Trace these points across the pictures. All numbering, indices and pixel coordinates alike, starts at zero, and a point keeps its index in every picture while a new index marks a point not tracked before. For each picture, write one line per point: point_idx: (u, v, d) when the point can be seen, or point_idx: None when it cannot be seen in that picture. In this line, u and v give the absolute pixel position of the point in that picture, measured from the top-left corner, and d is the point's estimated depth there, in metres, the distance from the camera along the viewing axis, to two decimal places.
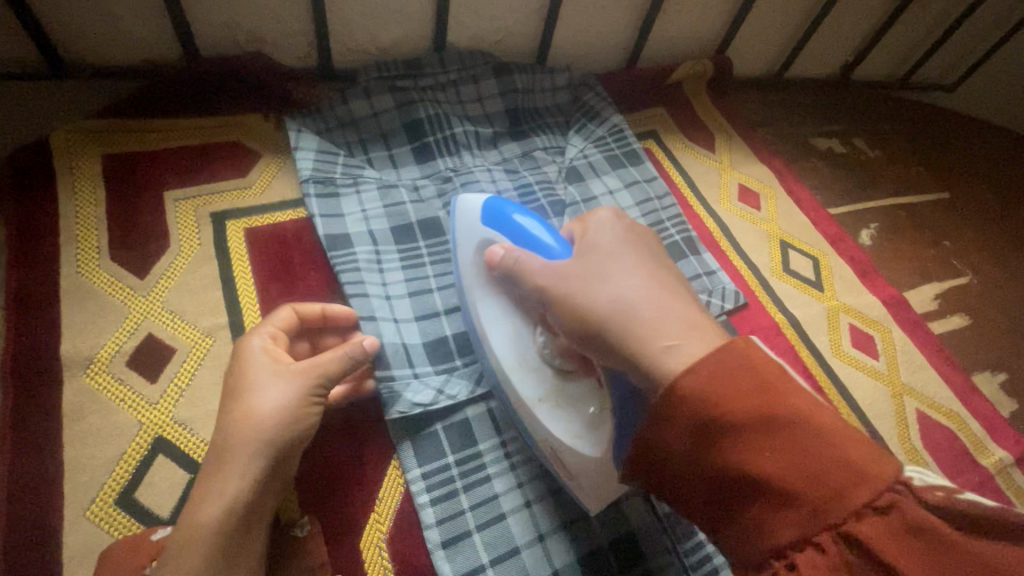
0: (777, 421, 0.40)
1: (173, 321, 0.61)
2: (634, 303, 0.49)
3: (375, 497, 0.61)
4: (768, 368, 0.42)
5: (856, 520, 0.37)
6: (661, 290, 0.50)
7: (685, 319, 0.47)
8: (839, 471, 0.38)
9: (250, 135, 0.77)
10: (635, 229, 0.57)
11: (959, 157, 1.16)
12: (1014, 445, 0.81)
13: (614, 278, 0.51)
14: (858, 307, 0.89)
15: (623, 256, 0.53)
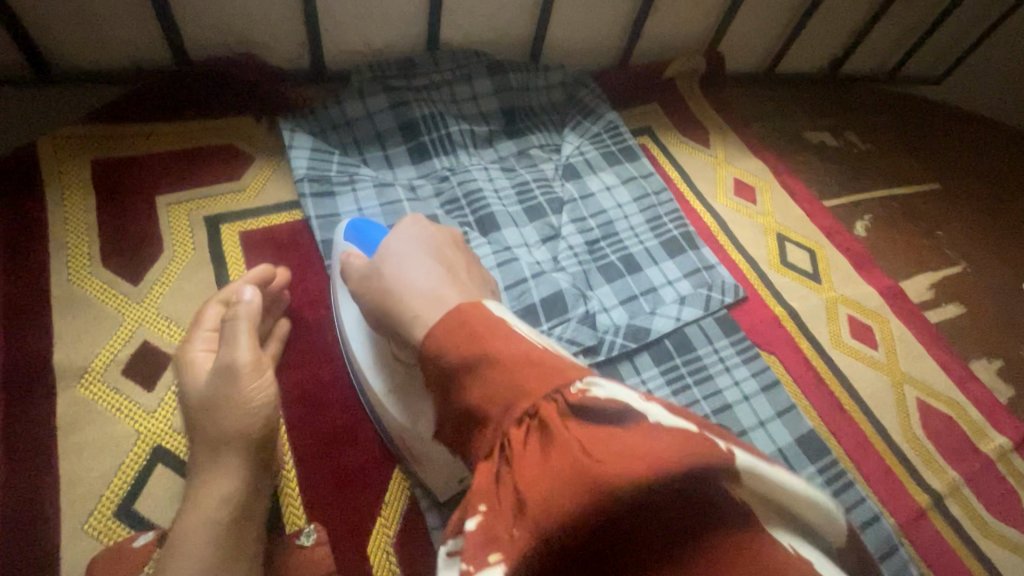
0: (480, 357, 0.37)
1: (168, 328, 0.64)
2: (404, 286, 0.48)
3: (381, 501, 0.60)
4: (481, 318, 0.39)
5: (514, 426, 0.34)
6: (432, 282, 0.49)
7: (433, 296, 0.46)
8: (518, 387, 0.35)
9: (243, 139, 0.80)
10: (430, 233, 0.56)
11: (946, 149, 1.19)
12: (1013, 431, 0.79)
13: (397, 268, 0.51)
14: (856, 298, 0.87)
15: (406, 254, 0.52)
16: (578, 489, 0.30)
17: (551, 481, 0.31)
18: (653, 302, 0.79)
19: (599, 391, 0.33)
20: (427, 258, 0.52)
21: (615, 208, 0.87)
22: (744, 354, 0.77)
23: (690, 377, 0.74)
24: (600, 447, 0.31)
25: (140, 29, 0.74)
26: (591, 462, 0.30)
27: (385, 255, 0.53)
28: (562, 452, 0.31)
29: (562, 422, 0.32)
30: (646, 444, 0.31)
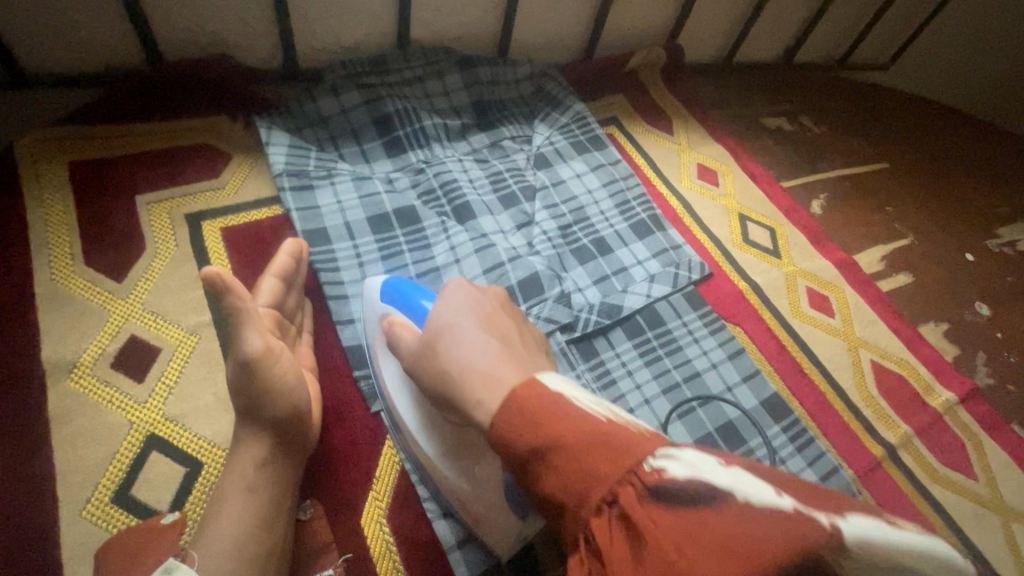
0: (551, 445, 0.36)
1: (155, 321, 0.66)
2: (457, 358, 0.46)
3: (372, 475, 0.63)
4: (540, 402, 0.38)
5: (595, 516, 0.34)
6: (490, 350, 0.46)
7: (491, 376, 0.43)
8: (596, 476, 0.34)
9: (219, 137, 0.81)
10: (479, 298, 0.52)
11: (894, 130, 1.26)
12: (959, 386, 0.86)
13: (448, 342, 0.48)
14: (813, 271, 0.93)
15: (459, 324, 0.49)
16: None
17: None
18: (624, 281, 0.83)
19: (676, 469, 0.32)
20: (478, 326, 0.49)
21: (585, 194, 0.91)
22: (712, 326, 0.82)
23: (662, 349, 0.79)
24: (688, 544, 0.30)
25: (114, 33, 0.75)
26: (684, 569, 0.29)
27: (432, 327, 0.50)
28: (652, 559, 0.30)
29: (645, 518, 0.32)
30: (735, 540, 0.29)
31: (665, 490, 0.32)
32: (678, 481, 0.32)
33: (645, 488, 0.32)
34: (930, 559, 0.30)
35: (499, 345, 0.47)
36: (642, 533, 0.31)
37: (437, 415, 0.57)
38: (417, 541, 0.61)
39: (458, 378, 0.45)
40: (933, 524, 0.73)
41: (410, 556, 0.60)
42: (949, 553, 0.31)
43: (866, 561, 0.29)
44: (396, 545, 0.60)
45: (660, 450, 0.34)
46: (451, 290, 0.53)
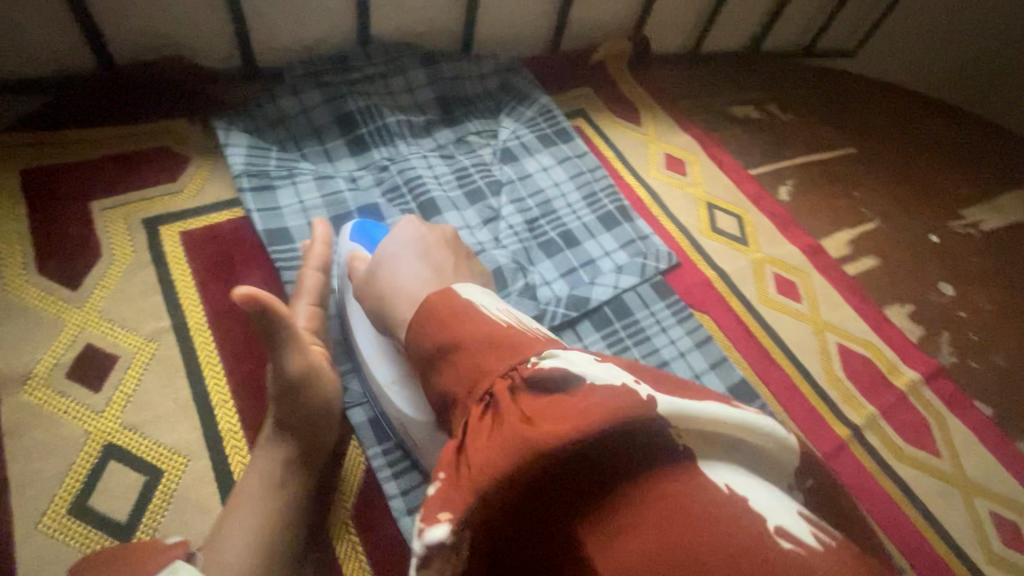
0: (451, 342, 0.41)
1: (112, 329, 0.64)
2: (393, 281, 0.56)
3: (339, 473, 0.63)
4: (448, 304, 0.44)
5: (476, 405, 0.36)
6: (422, 272, 0.55)
7: (415, 295, 0.53)
8: (481, 369, 0.38)
9: (177, 140, 0.80)
10: (422, 232, 0.61)
11: (861, 116, 1.28)
12: (923, 365, 0.87)
13: (385, 263, 0.57)
14: (780, 257, 0.94)
15: (401, 252, 0.58)
16: (521, 454, 0.30)
17: (494, 452, 0.31)
18: (592, 273, 0.84)
19: (548, 362, 0.37)
20: (415, 257, 0.57)
21: (552, 187, 0.91)
22: (679, 315, 0.82)
23: (630, 338, 0.79)
24: (539, 412, 0.33)
25: (61, 36, 0.74)
26: (529, 424, 0.32)
27: (377, 253, 0.59)
28: (505, 425, 0.32)
29: (512, 397, 0.35)
30: (581, 403, 0.33)
31: (538, 379, 0.35)
32: (545, 370, 0.36)
33: (521, 376, 0.36)
34: (741, 428, 0.35)
35: (430, 273, 0.55)
36: (504, 406, 0.34)
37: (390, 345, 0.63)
38: (384, 538, 0.61)
39: (392, 299, 0.54)
40: (898, 502, 0.75)
41: (376, 555, 0.59)
42: (762, 427, 0.36)
43: (689, 435, 0.33)
44: (362, 543, 0.60)
45: (545, 350, 0.38)
46: (402, 226, 0.61)
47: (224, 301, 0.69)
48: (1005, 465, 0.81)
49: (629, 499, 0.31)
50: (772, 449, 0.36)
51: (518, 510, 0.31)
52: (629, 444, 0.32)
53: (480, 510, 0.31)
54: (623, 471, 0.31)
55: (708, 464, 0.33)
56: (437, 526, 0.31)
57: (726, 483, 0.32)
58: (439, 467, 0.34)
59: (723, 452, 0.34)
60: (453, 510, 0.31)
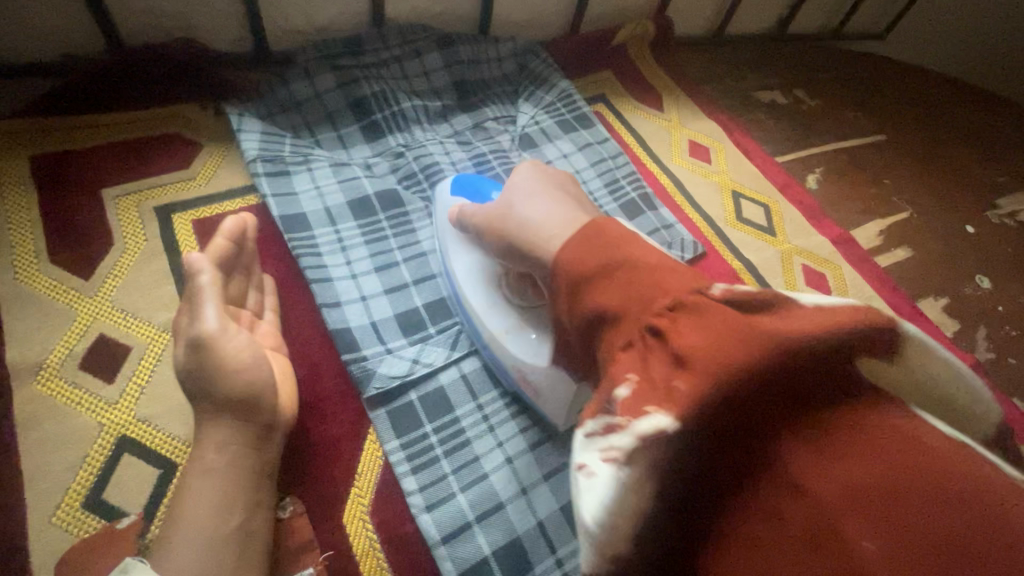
0: (612, 263, 0.44)
1: (125, 319, 0.63)
2: (531, 219, 0.55)
3: (355, 471, 0.61)
4: (610, 233, 0.47)
5: (656, 318, 0.39)
6: (558, 209, 0.55)
7: (555, 227, 0.53)
8: (641, 293, 0.41)
9: (189, 126, 0.78)
10: (546, 172, 0.63)
11: (892, 102, 1.22)
12: (959, 361, 0.84)
13: (513, 205, 0.58)
14: (809, 248, 0.91)
15: (526, 193, 0.59)
16: (749, 353, 0.35)
17: (716, 348, 0.35)
18: None
19: (728, 287, 0.40)
20: (542, 196, 0.58)
21: (573, 174, 0.88)
22: None
23: None
24: (756, 327, 0.36)
25: (68, 18, 0.72)
26: (754, 325, 0.36)
27: (504, 195, 0.60)
28: (712, 322, 0.37)
29: (674, 321, 0.38)
30: (779, 318, 0.37)
31: (727, 298, 0.39)
32: (736, 289, 0.40)
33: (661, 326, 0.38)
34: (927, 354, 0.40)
35: (567, 210, 0.56)
36: (693, 306, 0.39)
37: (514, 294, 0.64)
38: (402, 534, 0.59)
39: (538, 233, 0.54)
40: None
41: (394, 552, 0.58)
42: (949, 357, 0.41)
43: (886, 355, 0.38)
44: (380, 542, 0.58)
45: (713, 279, 0.42)
46: (521, 167, 0.63)
47: None
48: None
49: (850, 419, 0.34)
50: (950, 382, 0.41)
51: (734, 410, 0.34)
52: (837, 357, 0.36)
53: (699, 415, 0.34)
54: (834, 388, 0.35)
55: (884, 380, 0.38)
56: (648, 419, 0.35)
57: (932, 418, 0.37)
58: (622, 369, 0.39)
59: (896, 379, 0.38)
60: (660, 404, 0.35)
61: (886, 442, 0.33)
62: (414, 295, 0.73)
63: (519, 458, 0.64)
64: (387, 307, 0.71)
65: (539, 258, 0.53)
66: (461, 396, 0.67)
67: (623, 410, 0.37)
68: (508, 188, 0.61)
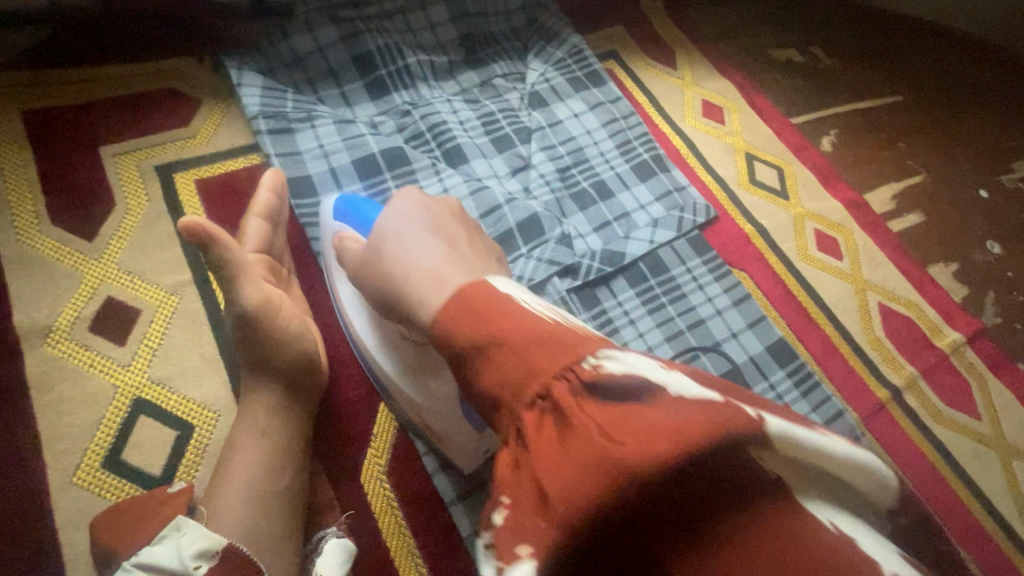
0: (487, 338, 0.34)
1: (132, 282, 0.62)
2: (401, 263, 0.46)
3: (370, 433, 0.61)
4: (486, 298, 0.36)
5: (525, 409, 0.31)
6: (446, 253, 0.45)
7: (436, 275, 0.42)
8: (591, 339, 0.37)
9: (185, 81, 0.75)
10: (425, 203, 0.52)
11: (910, 61, 1.19)
12: (967, 327, 0.84)
13: (394, 247, 0.47)
14: (821, 212, 0.89)
15: (410, 231, 0.48)
16: (595, 474, 0.28)
17: (572, 472, 0.29)
18: (627, 227, 0.80)
19: (613, 364, 0.31)
20: (426, 234, 0.48)
21: (584, 134, 0.85)
22: (716, 272, 0.79)
23: (665, 296, 0.76)
24: (617, 427, 0.29)
25: None
26: (605, 443, 0.29)
27: (382, 232, 0.49)
28: (579, 437, 0.29)
29: (576, 401, 0.30)
30: (662, 422, 0.29)
31: (603, 386, 0.31)
32: (615, 376, 0.31)
33: (581, 379, 0.31)
34: (851, 465, 0.32)
35: (447, 251, 0.46)
36: (568, 412, 0.30)
37: (393, 334, 0.56)
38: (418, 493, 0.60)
39: (407, 283, 0.44)
40: (934, 463, 0.74)
41: (411, 510, 0.59)
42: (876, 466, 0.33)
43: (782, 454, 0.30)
44: (397, 500, 0.59)
45: (601, 349, 0.32)
46: (399, 197, 0.52)
47: None
48: None
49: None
50: (865, 487, 0.34)
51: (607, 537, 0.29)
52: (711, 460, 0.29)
53: (562, 550, 0.28)
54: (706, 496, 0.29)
55: (807, 498, 0.31)
56: (518, 564, 0.28)
57: (830, 520, 0.30)
58: (499, 484, 0.31)
59: (812, 483, 0.32)
60: (534, 546, 0.28)
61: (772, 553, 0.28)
62: None
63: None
64: None
65: (407, 314, 0.44)
66: None
67: (499, 546, 0.29)
68: (381, 229, 0.50)
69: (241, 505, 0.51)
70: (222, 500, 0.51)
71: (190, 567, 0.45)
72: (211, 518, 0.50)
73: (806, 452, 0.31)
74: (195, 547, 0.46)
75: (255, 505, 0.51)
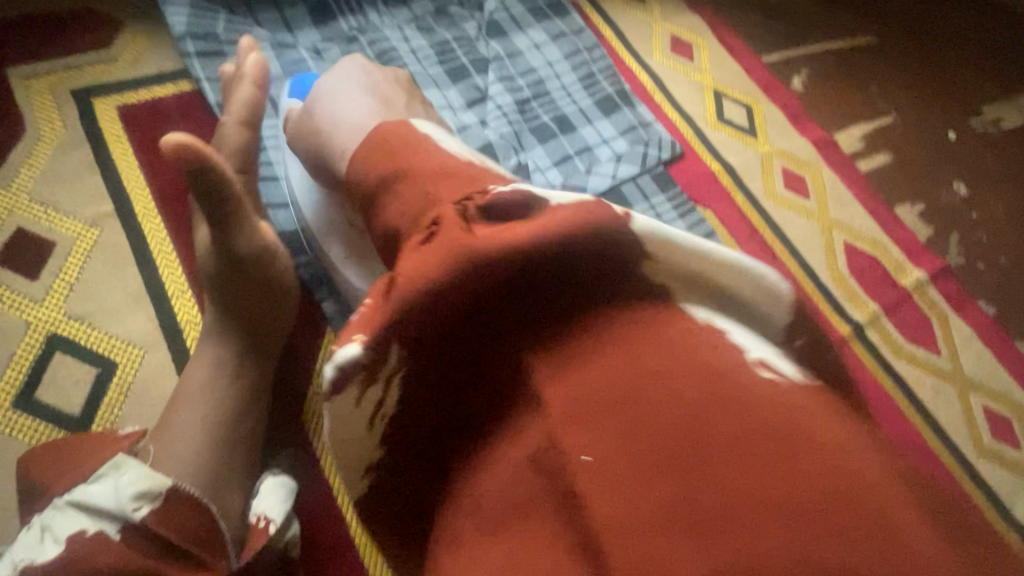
0: (393, 171, 0.36)
1: (46, 213, 0.57)
2: (325, 120, 0.47)
3: (312, 365, 0.59)
4: (400, 136, 0.38)
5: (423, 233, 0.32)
6: (380, 112, 0.46)
7: (361, 124, 0.44)
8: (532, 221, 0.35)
9: (104, 1, 0.68)
10: (373, 70, 0.52)
11: (885, 1, 1.15)
12: (930, 265, 0.83)
13: (327, 103, 0.48)
14: (789, 150, 0.87)
15: (350, 89, 0.49)
16: (445, 257, 0.30)
17: (433, 259, 0.30)
18: (588, 161, 0.76)
19: (504, 186, 0.33)
20: (363, 94, 0.48)
21: (545, 66, 0.81)
22: (680, 208, 0.76)
23: None
24: (486, 230, 0.31)
25: None
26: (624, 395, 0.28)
27: (318, 92, 0.49)
28: (445, 235, 0.31)
29: (467, 223, 0.31)
30: (653, 354, 0.29)
31: (494, 206, 0.32)
32: (503, 195, 0.32)
33: (476, 204, 0.32)
34: (727, 260, 0.33)
35: (379, 109, 0.47)
36: (445, 223, 0.31)
37: (328, 215, 0.57)
38: None
39: (331, 135, 0.46)
40: (892, 397, 0.74)
41: None
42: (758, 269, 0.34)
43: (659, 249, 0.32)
44: None
45: (501, 180, 0.34)
46: (344, 64, 0.52)
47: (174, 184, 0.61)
48: (1003, 363, 0.79)
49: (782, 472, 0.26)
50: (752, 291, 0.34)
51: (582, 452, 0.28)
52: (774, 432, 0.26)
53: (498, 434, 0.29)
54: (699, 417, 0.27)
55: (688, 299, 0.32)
56: (348, 345, 0.31)
57: (708, 318, 0.31)
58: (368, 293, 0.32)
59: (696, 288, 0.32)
60: (405, 359, 0.30)
61: (744, 459, 0.26)
62: None
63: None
64: None
65: (329, 165, 0.46)
66: None
67: (410, 412, 0.32)
68: (320, 89, 0.49)
69: (196, 445, 0.46)
70: (175, 438, 0.46)
71: (128, 509, 0.40)
72: (156, 457, 0.45)
73: (680, 257, 0.32)
74: (134, 488, 0.41)
75: (212, 447, 0.47)
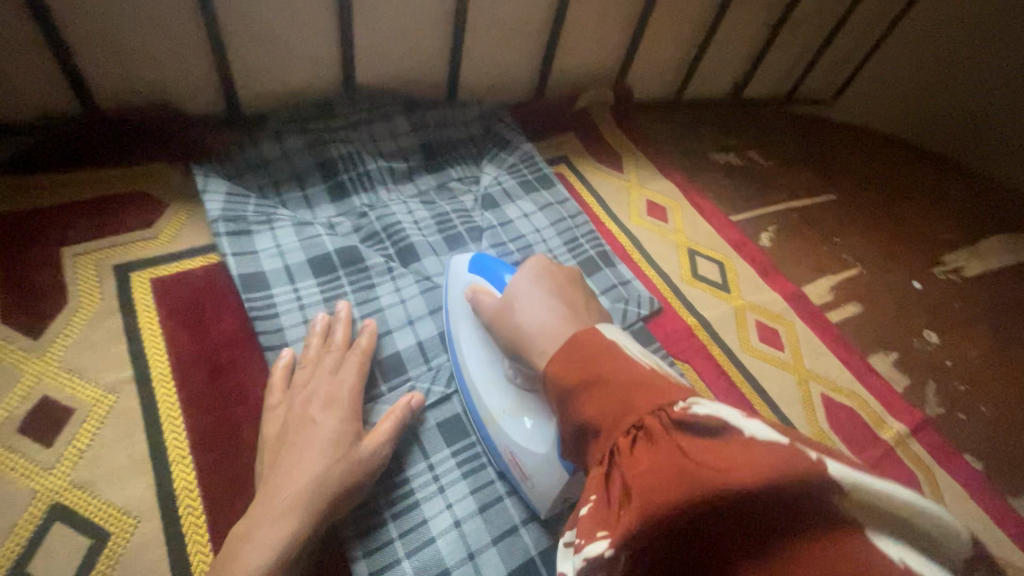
0: (594, 377, 0.41)
1: (71, 380, 0.62)
2: (518, 322, 0.55)
3: (335, 540, 0.58)
4: (596, 343, 0.44)
5: (624, 437, 0.37)
6: (569, 315, 0.53)
7: (556, 330, 0.51)
8: (628, 404, 0.38)
9: (157, 186, 0.80)
10: (558, 274, 0.60)
11: (837, 158, 1.32)
12: (910, 418, 0.85)
13: (521, 305, 0.56)
14: (762, 304, 0.94)
15: (537, 292, 0.57)
16: (675, 485, 0.32)
17: (656, 484, 0.33)
18: None
19: (700, 407, 0.36)
20: (549, 297, 0.56)
21: (533, 233, 0.91)
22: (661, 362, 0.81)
23: None
24: (698, 451, 0.34)
25: (46, 81, 0.72)
26: (708, 474, 0.32)
27: (511, 293, 0.58)
28: (663, 451, 0.34)
29: (665, 431, 0.36)
30: (742, 454, 0.33)
31: (691, 425, 0.35)
32: (703, 417, 0.35)
33: (673, 417, 0.36)
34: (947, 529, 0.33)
35: (567, 311, 0.54)
36: (657, 436, 0.36)
37: (507, 376, 0.62)
38: None
39: (527, 340, 0.53)
40: None
41: None
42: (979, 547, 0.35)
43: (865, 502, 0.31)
44: None
45: (690, 395, 0.38)
46: (532, 264, 0.61)
47: (190, 356, 0.67)
48: (1000, 524, 0.77)
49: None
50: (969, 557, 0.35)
51: (690, 526, 0.32)
52: (790, 504, 0.31)
53: (650, 537, 0.33)
54: (788, 527, 0.31)
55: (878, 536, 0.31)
56: (596, 542, 0.34)
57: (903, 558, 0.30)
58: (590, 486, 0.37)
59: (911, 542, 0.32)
60: (610, 529, 0.34)
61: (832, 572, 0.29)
62: (395, 340, 0.74)
63: (481, 554, 0.60)
64: (410, 337, 0.75)
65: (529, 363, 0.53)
66: (458, 435, 0.68)
67: (580, 531, 0.35)
68: (514, 289, 0.59)
69: None
70: None
71: None
72: None
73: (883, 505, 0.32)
74: None
75: None
